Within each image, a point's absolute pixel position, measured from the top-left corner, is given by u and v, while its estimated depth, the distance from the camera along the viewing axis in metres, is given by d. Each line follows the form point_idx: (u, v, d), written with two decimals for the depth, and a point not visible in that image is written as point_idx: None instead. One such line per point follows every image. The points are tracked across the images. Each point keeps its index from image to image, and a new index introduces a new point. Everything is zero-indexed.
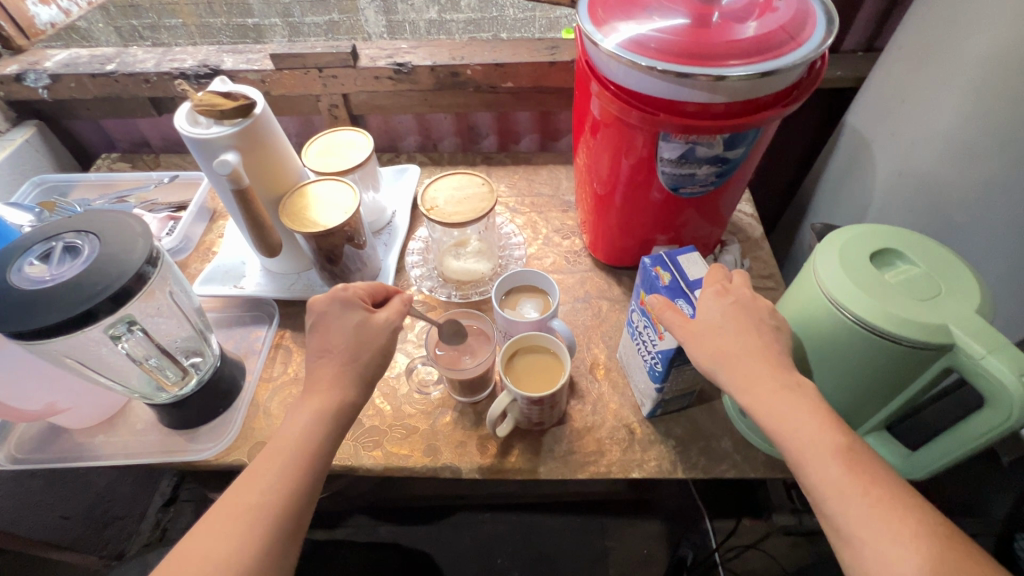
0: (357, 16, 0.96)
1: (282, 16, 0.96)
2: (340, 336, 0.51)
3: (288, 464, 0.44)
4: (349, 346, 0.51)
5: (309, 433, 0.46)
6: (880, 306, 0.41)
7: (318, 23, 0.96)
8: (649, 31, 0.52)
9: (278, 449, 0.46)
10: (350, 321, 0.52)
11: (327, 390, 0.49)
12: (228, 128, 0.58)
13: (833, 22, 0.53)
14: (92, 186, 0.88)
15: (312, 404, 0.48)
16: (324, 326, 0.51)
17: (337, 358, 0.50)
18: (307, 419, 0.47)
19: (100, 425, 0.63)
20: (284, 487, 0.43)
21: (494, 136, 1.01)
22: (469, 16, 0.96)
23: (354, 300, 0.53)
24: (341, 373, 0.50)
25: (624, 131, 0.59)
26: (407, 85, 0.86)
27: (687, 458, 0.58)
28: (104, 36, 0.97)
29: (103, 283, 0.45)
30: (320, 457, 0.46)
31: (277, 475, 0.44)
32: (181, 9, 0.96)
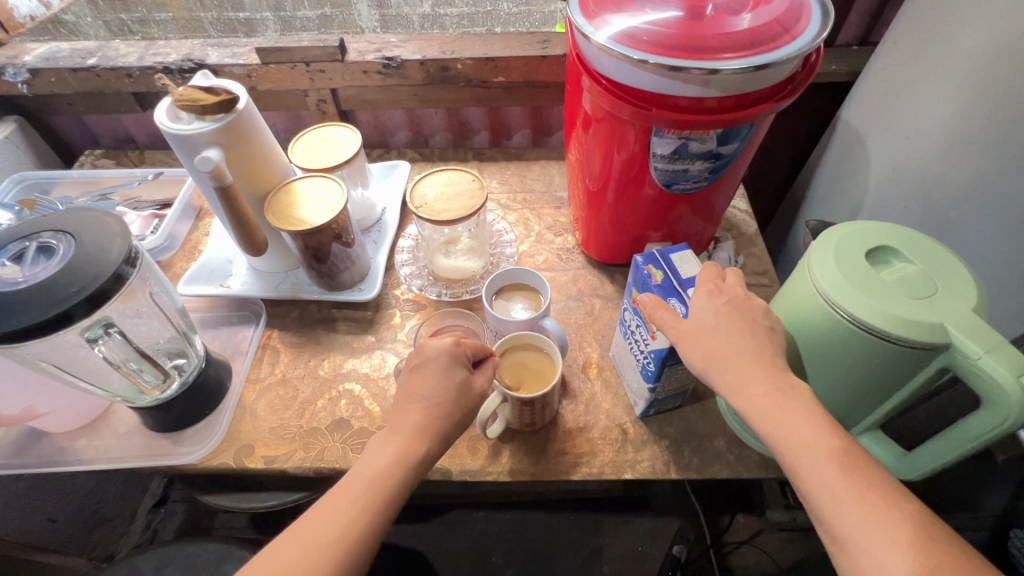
0: (349, 11, 0.94)
1: (274, 9, 0.94)
2: (432, 388, 0.49)
3: (368, 498, 0.44)
4: (443, 400, 0.49)
5: (389, 473, 0.45)
6: (875, 305, 0.40)
7: (310, 18, 0.94)
8: (640, 23, 0.51)
9: (358, 480, 0.45)
10: (450, 377, 0.50)
11: (414, 436, 0.47)
12: (210, 124, 0.56)
13: (828, 14, 0.52)
14: (74, 184, 0.86)
15: (398, 444, 0.47)
16: (423, 371, 0.50)
17: (424, 411, 0.49)
18: (390, 457, 0.46)
19: (81, 429, 0.61)
20: (358, 522, 0.43)
21: (486, 131, 0.99)
22: (462, 10, 0.94)
23: (458, 354, 0.52)
24: (428, 424, 0.48)
25: (616, 126, 0.57)
26: (397, 80, 0.85)
27: (680, 458, 0.57)
28: (93, 31, 0.94)
29: (78, 284, 0.43)
30: (396, 499, 0.45)
31: (353, 508, 0.43)
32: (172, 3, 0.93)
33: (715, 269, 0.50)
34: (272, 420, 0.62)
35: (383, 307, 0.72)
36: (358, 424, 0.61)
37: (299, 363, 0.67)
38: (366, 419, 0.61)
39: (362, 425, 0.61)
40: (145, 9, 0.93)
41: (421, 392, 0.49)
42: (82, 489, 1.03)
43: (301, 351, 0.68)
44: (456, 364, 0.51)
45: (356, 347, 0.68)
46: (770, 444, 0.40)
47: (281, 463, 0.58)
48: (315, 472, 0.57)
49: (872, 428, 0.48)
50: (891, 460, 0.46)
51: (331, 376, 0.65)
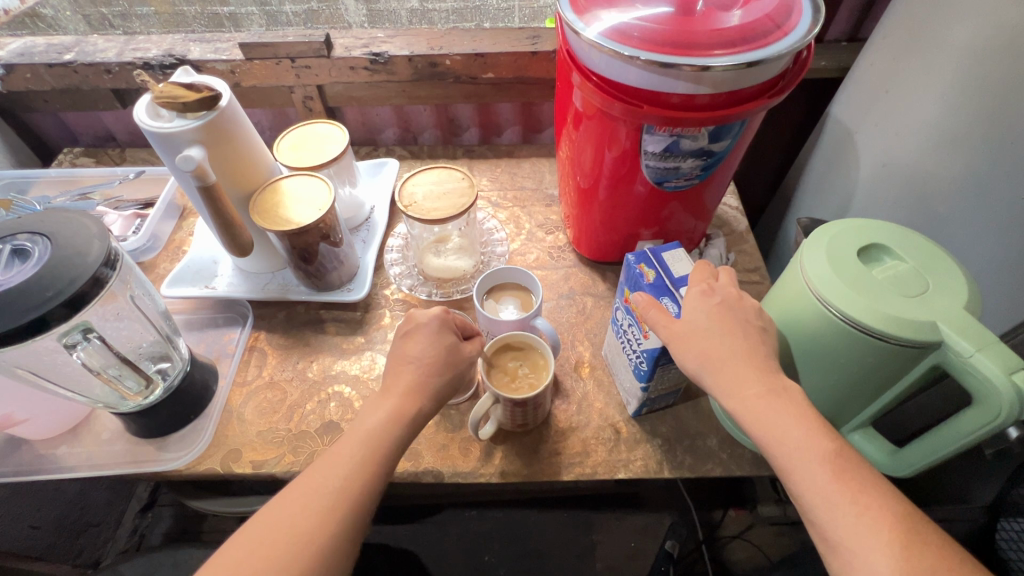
0: (336, 5, 0.92)
1: (259, 3, 0.91)
2: (422, 350, 0.50)
3: (367, 455, 0.44)
4: (434, 360, 0.50)
5: (384, 429, 0.46)
6: (869, 304, 0.40)
7: (295, 12, 0.92)
8: (631, 19, 0.50)
9: (354, 437, 0.45)
10: (440, 341, 0.51)
11: (409, 394, 0.48)
12: (192, 121, 0.54)
13: (818, 11, 0.52)
14: (52, 183, 0.84)
15: (393, 402, 0.47)
16: (413, 335, 0.51)
17: (416, 371, 0.49)
18: (385, 414, 0.47)
19: (62, 436, 0.60)
20: (357, 474, 0.43)
21: (476, 128, 0.98)
22: (451, 4, 0.93)
23: (448, 321, 0.53)
24: (420, 383, 0.49)
25: (607, 123, 0.57)
26: (384, 76, 0.83)
27: (673, 457, 0.57)
28: (72, 25, 0.91)
29: (54, 288, 0.42)
30: (394, 454, 0.46)
31: (352, 461, 0.43)
32: None
33: (708, 268, 0.49)
34: (260, 423, 0.60)
35: (373, 308, 0.71)
36: (348, 426, 0.60)
37: (288, 365, 0.66)
38: None
39: None
40: (124, 3, 0.90)
41: (412, 354, 0.50)
42: (66, 496, 1.02)
43: (289, 353, 0.67)
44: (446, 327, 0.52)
45: (345, 348, 0.67)
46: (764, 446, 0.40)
47: (269, 467, 0.57)
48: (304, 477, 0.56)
49: (864, 426, 0.48)
50: (882, 457, 0.46)
51: (320, 378, 0.64)
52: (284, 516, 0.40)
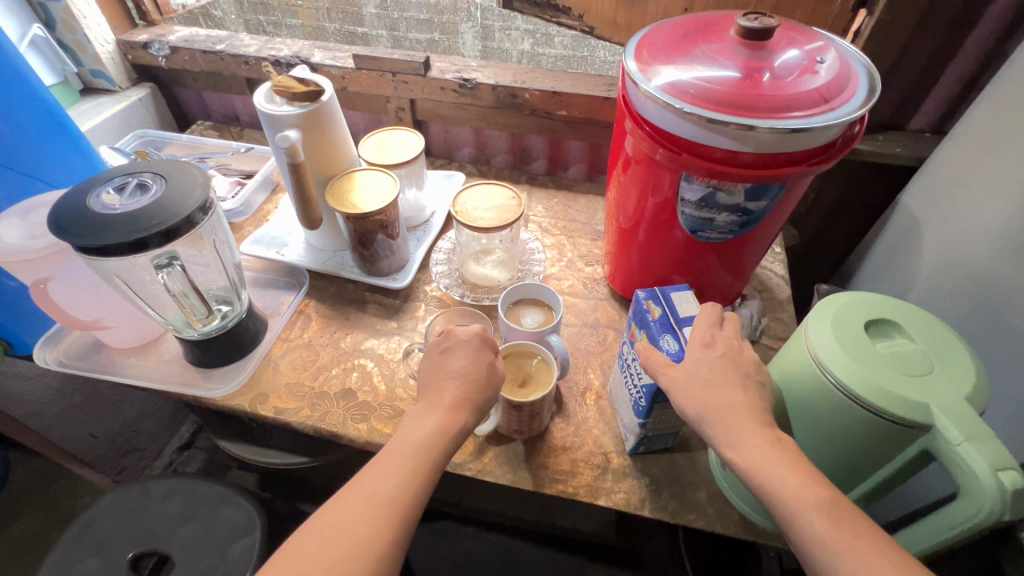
0: (456, 39, 1.05)
1: (390, 29, 1.06)
2: (465, 366, 0.55)
3: (416, 463, 0.49)
4: (476, 376, 0.55)
5: (435, 438, 0.51)
6: (863, 374, 0.40)
7: (419, 39, 1.07)
8: (689, 77, 0.55)
9: (404, 448, 0.50)
10: (479, 358, 0.56)
11: (454, 405, 0.53)
12: (297, 109, 0.65)
13: (874, 91, 0.53)
14: (181, 146, 0.99)
15: (440, 416, 0.52)
16: (454, 352, 0.56)
17: (459, 385, 0.54)
18: (432, 427, 0.51)
19: (134, 349, 0.70)
20: (411, 482, 0.48)
21: (544, 160, 1.05)
22: (561, 52, 1.02)
23: (486, 340, 0.58)
24: (464, 397, 0.54)
25: (653, 168, 0.61)
26: (469, 100, 0.93)
27: (657, 498, 0.57)
28: (234, 27, 1.12)
29: (158, 219, 0.51)
30: (436, 469, 0.50)
31: (405, 469, 0.48)
32: (302, 13, 1.06)
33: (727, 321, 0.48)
34: (291, 376, 0.67)
35: (411, 299, 0.77)
36: (363, 397, 0.66)
37: (326, 333, 0.73)
38: (370, 394, 0.66)
39: (365, 398, 0.65)
40: (279, 14, 1.08)
41: (455, 369, 0.55)
42: (125, 415, 1.20)
43: (330, 322, 0.74)
44: (488, 340, 0.58)
45: (378, 329, 0.73)
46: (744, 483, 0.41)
47: (287, 416, 0.63)
48: (314, 432, 0.62)
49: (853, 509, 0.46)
50: None
51: (351, 349, 0.71)
52: (351, 518, 0.45)
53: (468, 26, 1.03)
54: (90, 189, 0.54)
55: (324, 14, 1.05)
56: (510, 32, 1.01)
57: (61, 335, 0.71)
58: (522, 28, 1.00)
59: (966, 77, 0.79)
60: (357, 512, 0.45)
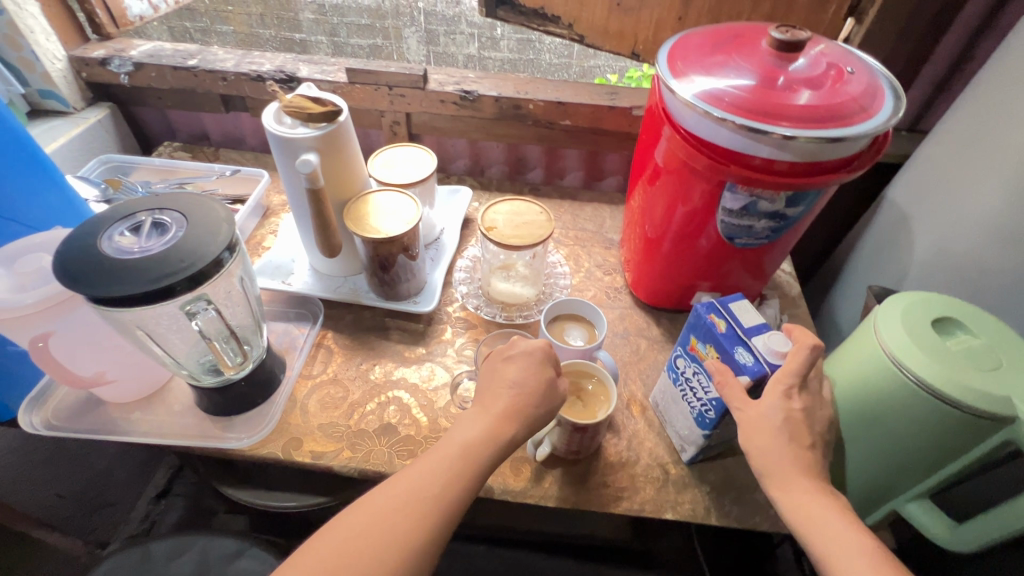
0: (400, 44, 1.00)
1: (328, 35, 1.01)
2: (522, 377, 0.53)
3: (459, 467, 0.47)
4: (532, 389, 0.52)
5: (482, 445, 0.49)
6: (942, 371, 0.42)
7: (361, 45, 1.01)
8: (725, 87, 0.55)
9: (450, 448, 0.49)
10: (540, 373, 0.53)
11: (505, 415, 0.51)
12: (314, 131, 0.61)
13: (900, 100, 0.56)
14: (153, 170, 0.91)
15: (489, 422, 0.50)
16: (515, 362, 0.54)
17: (513, 396, 0.52)
18: (481, 431, 0.49)
19: (137, 402, 0.63)
20: (452, 485, 0.46)
21: (542, 169, 1.04)
22: (506, 56, 1.01)
23: (550, 355, 0.55)
24: (516, 409, 0.51)
25: (686, 178, 0.62)
26: (470, 112, 0.90)
27: (721, 506, 0.58)
28: (158, 35, 1.02)
29: (188, 261, 0.46)
30: (481, 474, 0.48)
31: (448, 470, 0.47)
32: (233, 18, 1.01)
33: (809, 344, 0.47)
34: (322, 416, 0.63)
35: (435, 322, 0.74)
36: (406, 431, 0.62)
37: (351, 365, 0.69)
38: (412, 427, 0.62)
39: (408, 432, 0.62)
40: (206, 19, 1.02)
41: (508, 379, 0.53)
42: (95, 467, 1.11)
43: (353, 353, 0.70)
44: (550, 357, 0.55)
45: (407, 357, 0.70)
46: (809, 535, 0.43)
47: (327, 460, 0.59)
48: (359, 474, 0.58)
49: (921, 499, 0.48)
50: (940, 530, 0.46)
51: (382, 381, 0.67)
52: (385, 520, 0.44)
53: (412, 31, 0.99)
54: (99, 233, 0.48)
55: (256, 20, 1.00)
56: (455, 36, 0.99)
57: (46, 393, 0.63)
58: (467, 31, 0.99)
59: (939, 80, 0.85)
60: (392, 505, 0.45)
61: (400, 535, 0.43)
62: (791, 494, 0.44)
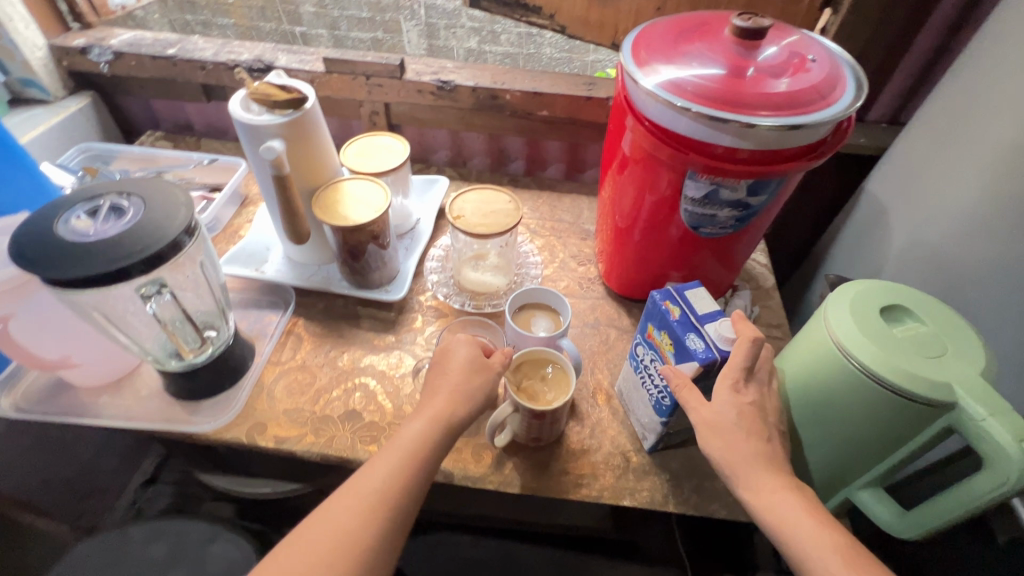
0: (401, 37, 1.02)
1: (330, 27, 1.02)
2: (456, 365, 0.55)
3: (404, 461, 0.48)
4: (466, 373, 0.54)
5: (425, 436, 0.50)
6: (887, 359, 0.42)
7: (361, 38, 1.02)
8: (687, 76, 0.55)
9: (394, 446, 0.49)
10: (470, 357, 0.56)
11: (443, 403, 0.52)
12: (279, 118, 0.61)
13: (862, 88, 0.56)
14: (133, 159, 0.91)
15: (430, 414, 0.51)
16: (445, 356, 0.56)
17: (451, 384, 0.54)
18: (423, 425, 0.51)
19: (106, 387, 0.64)
20: (400, 479, 0.47)
21: (523, 160, 1.04)
22: (508, 50, 1.00)
23: (476, 342, 0.58)
24: (456, 393, 0.53)
25: (652, 167, 0.61)
26: (447, 102, 0.90)
27: (679, 492, 0.58)
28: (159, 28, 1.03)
29: (142, 244, 0.47)
30: (430, 463, 0.50)
31: (394, 465, 0.48)
32: (234, 10, 1.02)
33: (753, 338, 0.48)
34: (288, 402, 0.64)
35: (406, 311, 0.75)
36: (370, 417, 0.63)
37: (320, 352, 0.69)
38: (377, 413, 0.63)
39: (372, 418, 0.62)
40: (208, 12, 1.03)
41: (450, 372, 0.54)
42: (81, 458, 1.08)
43: (323, 340, 0.71)
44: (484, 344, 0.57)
45: (376, 344, 0.70)
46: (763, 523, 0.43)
47: (290, 444, 0.60)
48: (322, 458, 0.59)
49: (872, 488, 0.48)
50: (890, 518, 0.46)
51: (350, 368, 0.68)
52: (325, 534, 0.44)
53: (411, 22, 1.01)
54: (55, 216, 0.48)
55: (258, 13, 1.01)
56: (455, 30, 1.01)
57: (18, 377, 0.64)
58: (468, 25, 1.00)
59: (919, 71, 0.84)
60: (343, 510, 0.46)
61: (357, 533, 0.44)
62: (750, 482, 0.45)
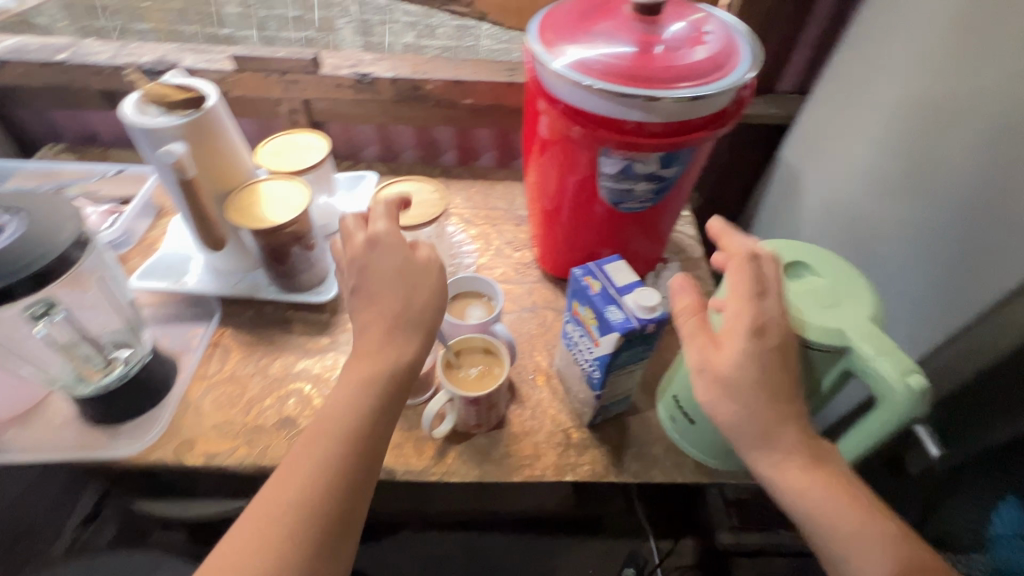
0: (335, 36, 0.96)
1: (259, 29, 0.95)
2: (385, 267, 0.51)
3: (347, 424, 0.45)
4: (397, 279, 0.50)
5: (363, 392, 0.46)
6: (788, 312, 0.45)
7: (293, 39, 0.95)
8: (593, 54, 0.56)
9: (331, 413, 0.46)
10: (398, 255, 0.52)
11: (378, 349, 0.48)
12: (177, 119, 0.58)
13: (756, 57, 0.58)
14: (30, 175, 0.84)
15: (362, 369, 0.47)
16: (372, 251, 0.52)
17: (386, 310, 0.50)
18: (357, 384, 0.47)
19: (13, 420, 0.59)
20: (346, 446, 0.44)
21: (454, 151, 1.03)
22: (445, 44, 0.95)
23: (395, 232, 0.54)
24: (392, 326, 0.49)
25: (569, 148, 0.62)
26: (369, 95, 0.88)
27: (619, 463, 0.59)
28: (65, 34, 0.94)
29: (23, 261, 0.43)
30: (378, 417, 0.47)
31: (337, 433, 0.45)
32: (152, 16, 0.93)
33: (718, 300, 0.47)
34: (218, 415, 0.61)
35: (339, 311, 0.73)
36: (306, 422, 0.61)
37: (250, 362, 0.67)
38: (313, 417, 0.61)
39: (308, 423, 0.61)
40: (122, 20, 0.94)
41: (373, 351, 0.48)
42: None
43: (253, 349, 0.68)
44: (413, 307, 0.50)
45: (309, 348, 0.68)
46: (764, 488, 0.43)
47: (221, 459, 0.57)
48: (256, 469, 0.57)
49: None
50: None
51: (282, 375, 0.65)
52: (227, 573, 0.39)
53: (345, 20, 0.95)
54: None
55: (178, 17, 0.94)
56: (391, 25, 0.95)
57: None
58: (405, 20, 0.95)
59: (819, 41, 0.88)
60: (293, 487, 0.43)
61: (315, 504, 0.42)
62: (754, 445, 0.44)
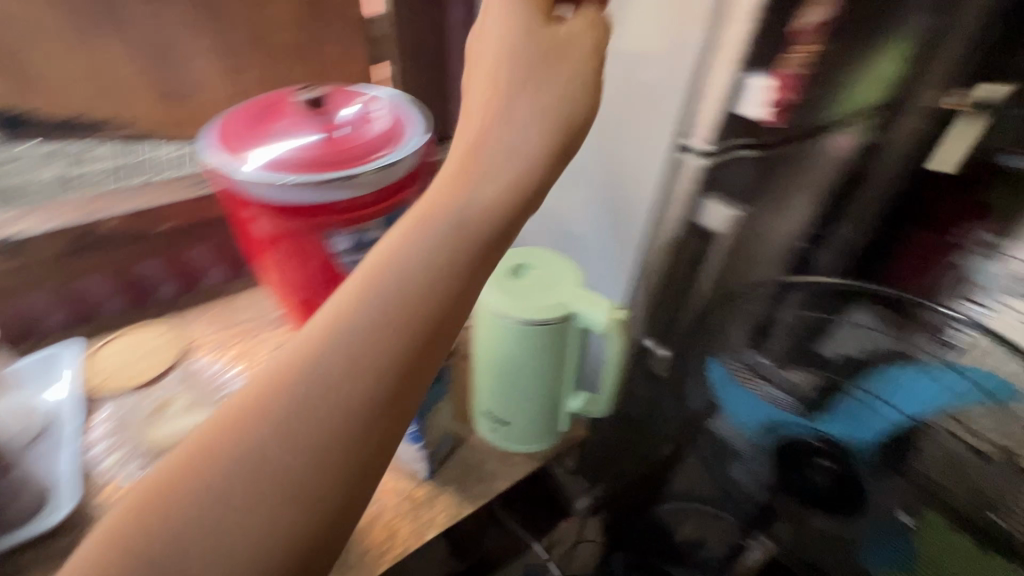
0: None
1: None
2: (495, 76, 0.51)
3: (386, 292, 0.40)
4: (496, 91, 0.50)
5: (408, 259, 0.41)
6: (531, 309, 0.56)
7: None
8: (282, 155, 0.59)
9: (361, 278, 0.41)
10: (505, 48, 0.51)
11: (431, 203, 0.45)
12: None
13: (426, 119, 0.67)
14: None
15: (410, 227, 0.43)
16: (500, 49, 0.51)
17: (465, 145, 0.48)
18: (406, 242, 0.42)
19: None
20: (385, 317, 0.39)
21: (172, 281, 0.87)
22: (110, 164, 0.82)
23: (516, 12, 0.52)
24: (446, 182, 0.46)
25: (298, 240, 0.63)
26: (25, 259, 0.72)
27: (467, 496, 0.63)
28: None
29: None
30: (427, 287, 0.41)
31: (365, 312, 0.39)
32: None
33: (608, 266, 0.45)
34: None
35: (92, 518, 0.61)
36: None
37: None
38: None
39: None
40: None
41: (453, 202, 0.44)
42: None
43: None
44: (509, 202, 0.46)
45: None
46: None
47: None
48: None
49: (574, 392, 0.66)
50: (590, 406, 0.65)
51: None
52: (198, 477, 0.35)
53: None
54: None
55: None
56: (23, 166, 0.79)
57: None
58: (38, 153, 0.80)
59: None
60: (321, 379, 0.37)
61: (352, 398, 0.37)
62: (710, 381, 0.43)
